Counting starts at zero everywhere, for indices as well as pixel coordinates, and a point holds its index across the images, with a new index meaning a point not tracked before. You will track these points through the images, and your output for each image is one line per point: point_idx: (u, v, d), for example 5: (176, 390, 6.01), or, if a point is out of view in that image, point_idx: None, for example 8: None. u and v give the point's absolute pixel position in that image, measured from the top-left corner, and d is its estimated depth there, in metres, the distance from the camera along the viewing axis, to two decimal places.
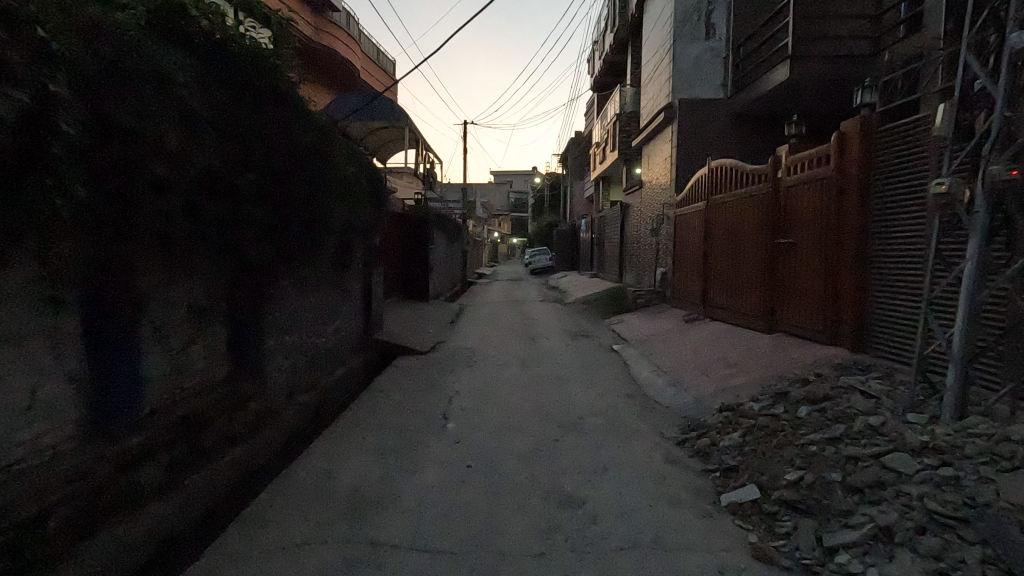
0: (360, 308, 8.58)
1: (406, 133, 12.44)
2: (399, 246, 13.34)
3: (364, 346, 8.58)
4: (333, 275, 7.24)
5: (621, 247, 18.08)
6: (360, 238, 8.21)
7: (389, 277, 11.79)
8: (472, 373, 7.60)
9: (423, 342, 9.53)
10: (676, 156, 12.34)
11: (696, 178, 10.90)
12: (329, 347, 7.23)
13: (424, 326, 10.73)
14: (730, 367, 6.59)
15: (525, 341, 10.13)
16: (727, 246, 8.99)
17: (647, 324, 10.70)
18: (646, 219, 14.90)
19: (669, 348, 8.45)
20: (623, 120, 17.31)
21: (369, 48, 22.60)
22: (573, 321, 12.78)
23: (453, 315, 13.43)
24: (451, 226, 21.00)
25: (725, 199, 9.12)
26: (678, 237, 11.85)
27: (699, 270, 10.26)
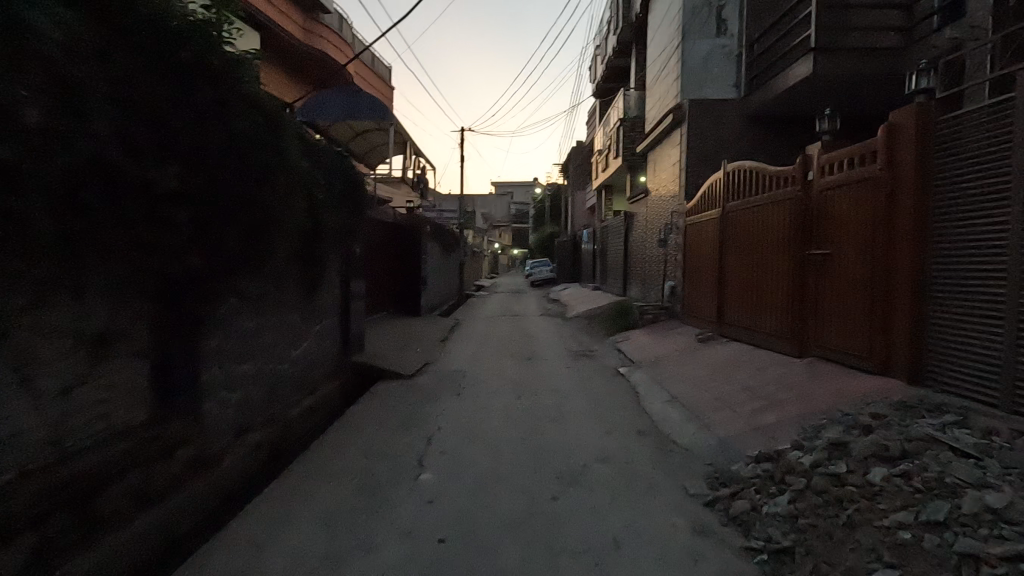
0: (334, 328, 7.63)
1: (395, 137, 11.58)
2: (387, 258, 12.42)
3: (339, 370, 7.62)
4: (299, 291, 6.31)
5: (626, 259, 17.14)
6: (334, 249, 7.29)
7: (374, 291, 10.85)
8: (458, 404, 6.63)
9: (408, 364, 8.57)
10: (685, 161, 11.45)
11: (709, 184, 10.00)
12: (294, 373, 6.28)
13: (411, 345, 9.79)
14: (758, 400, 5.63)
15: (521, 363, 9.15)
16: (748, 257, 8.04)
17: (656, 344, 9.72)
18: (652, 230, 13.99)
19: (683, 373, 7.47)
20: (627, 126, 16.45)
21: (363, 53, 21.84)
22: (575, 338, 11.82)
23: (445, 332, 12.49)
24: (447, 236, 20.12)
25: (745, 204, 8.17)
26: (689, 249, 10.90)
27: (714, 284, 9.31)
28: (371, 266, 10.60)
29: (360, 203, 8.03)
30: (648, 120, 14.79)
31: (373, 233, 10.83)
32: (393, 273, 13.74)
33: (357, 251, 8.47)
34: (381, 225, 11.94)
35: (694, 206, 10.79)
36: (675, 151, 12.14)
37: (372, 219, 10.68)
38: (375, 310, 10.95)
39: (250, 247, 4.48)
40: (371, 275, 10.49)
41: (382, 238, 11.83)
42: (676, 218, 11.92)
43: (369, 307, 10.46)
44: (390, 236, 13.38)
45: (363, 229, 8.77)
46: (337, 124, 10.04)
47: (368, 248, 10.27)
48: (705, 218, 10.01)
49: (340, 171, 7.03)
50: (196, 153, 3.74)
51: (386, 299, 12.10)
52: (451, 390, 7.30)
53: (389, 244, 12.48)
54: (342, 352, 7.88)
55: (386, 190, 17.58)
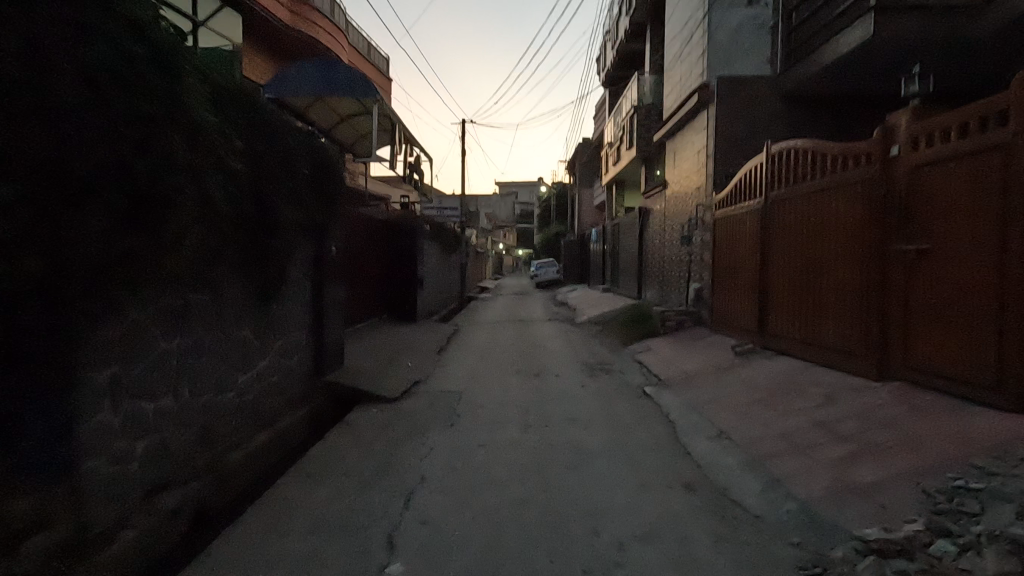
0: (300, 343, 6.30)
1: (384, 123, 10.26)
2: (376, 259, 11.12)
3: (307, 394, 6.31)
4: (246, 300, 4.99)
5: (640, 259, 15.79)
6: (296, 247, 5.96)
7: (358, 297, 9.55)
8: (449, 440, 5.29)
9: (394, 384, 7.26)
10: (712, 147, 10.08)
11: (745, 171, 8.63)
12: (239, 405, 4.96)
13: (399, 361, 8.48)
14: (841, 442, 4.26)
15: (527, 381, 7.81)
16: (801, 256, 6.68)
17: (684, 358, 8.34)
18: (672, 226, 12.64)
19: (725, 398, 6.10)
20: (642, 114, 15.06)
21: (358, 41, 20.63)
22: (587, 348, 10.49)
23: (442, 341, 11.18)
24: (447, 235, 18.85)
25: (796, 192, 6.82)
26: (719, 247, 9.54)
27: (754, 288, 7.95)
28: (355, 268, 9.30)
29: (332, 193, 6.72)
30: (666, 107, 13.43)
31: (356, 229, 9.50)
32: (385, 276, 12.45)
33: (333, 250, 7.14)
34: (369, 221, 10.63)
35: (724, 197, 9.44)
36: (700, 137, 10.77)
37: (354, 214, 9.34)
38: (359, 319, 9.65)
39: (150, 240, 3.15)
40: (353, 279, 9.17)
41: (369, 236, 10.52)
42: (702, 212, 10.54)
43: (352, 315, 9.16)
44: (382, 234, 12.07)
45: (340, 225, 7.46)
46: (314, 104, 8.73)
47: (350, 246, 8.95)
48: (739, 211, 8.65)
49: (302, 150, 5.70)
50: (24, 95, 2.38)
51: (374, 306, 10.83)
52: (442, 419, 5.96)
53: (377, 245, 11.19)
54: (311, 372, 6.55)
55: (380, 187, 16.32)
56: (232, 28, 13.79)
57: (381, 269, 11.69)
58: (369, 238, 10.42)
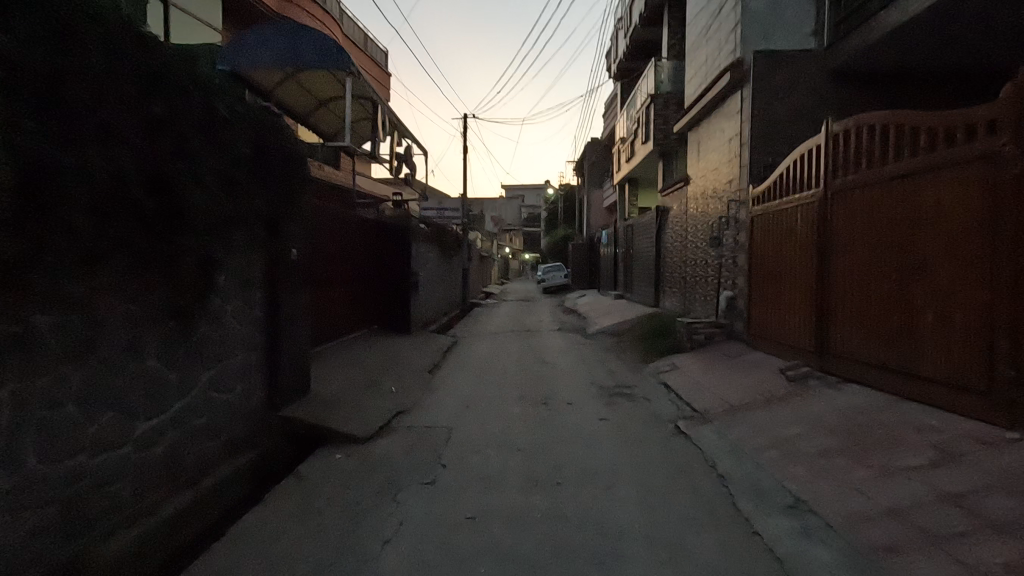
0: (241, 373, 4.96)
1: (370, 111, 8.95)
2: (360, 264, 9.79)
3: (251, 434, 4.99)
4: (149, 319, 3.66)
5: (658, 263, 14.40)
6: (232, 248, 4.63)
7: (334, 309, 8.22)
8: (428, 506, 3.93)
9: (370, 416, 5.93)
10: (747, 134, 8.67)
11: (793, 159, 7.22)
12: (136, 465, 3.62)
13: (379, 386, 7.13)
14: (997, 535, 2.87)
15: (533, 411, 6.44)
16: (877, 260, 5.31)
17: (720, 382, 6.93)
18: (696, 226, 11.22)
19: (789, 443, 4.70)
20: (659, 104, 13.69)
21: (352, 31, 19.37)
22: (603, 366, 9.10)
23: (437, 357, 9.84)
24: (446, 237, 17.49)
25: (873, 180, 5.43)
26: (757, 248, 8.15)
27: (806, 299, 6.57)
28: (329, 276, 7.98)
29: (288, 183, 5.40)
30: (689, 94, 12.06)
31: (332, 230, 8.18)
32: (374, 283, 11.14)
33: (294, 254, 5.81)
34: (353, 220, 9.31)
35: (764, 191, 8.08)
36: (731, 124, 9.38)
37: (329, 211, 8.00)
38: (336, 334, 8.32)
39: None
40: (327, 287, 7.84)
41: (351, 239, 9.18)
42: (734, 209, 9.13)
43: (325, 329, 7.83)
44: (369, 236, 10.76)
45: (305, 223, 6.15)
46: (282, 80, 7.47)
47: (321, 248, 7.60)
48: (786, 206, 7.25)
49: (236, 122, 4.36)
50: None
51: (356, 318, 9.50)
52: (420, 471, 4.60)
53: (362, 248, 9.87)
54: (258, 406, 5.21)
55: (372, 185, 15.01)
56: (211, 10, 12.33)
57: (367, 275, 10.35)
58: (350, 240, 9.09)
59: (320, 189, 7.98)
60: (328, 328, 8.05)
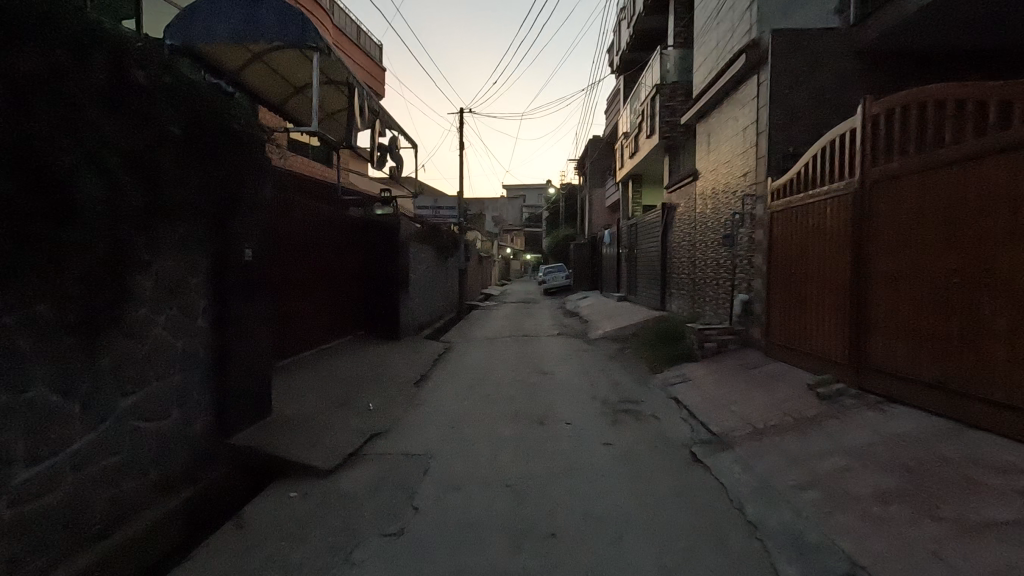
0: (177, 396, 4.18)
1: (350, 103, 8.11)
2: (340, 266, 9.00)
3: (190, 468, 4.22)
4: (29, 339, 2.85)
5: (664, 264, 13.60)
6: (161, 247, 3.85)
7: (303, 316, 7.42)
8: (389, 569, 3.15)
9: (338, 441, 5.16)
10: (766, 121, 7.86)
11: (819, 147, 6.40)
12: (16, 525, 2.83)
13: (353, 403, 6.34)
14: None
15: (527, 433, 5.64)
16: (934, 259, 4.48)
17: (739, 400, 6.11)
18: (707, 224, 10.42)
19: (833, 481, 3.90)
20: (665, 95, 12.89)
21: (344, 23, 18.60)
22: (606, 377, 8.31)
23: (425, 366, 9.06)
24: (442, 237, 16.70)
25: (926, 165, 4.59)
26: (777, 248, 7.34)
27: (840, 304, 5.74)
28: (297, 279, 7.18)
29: (236, 171, 4.62)
30: (698, 83, 11.27)
31: (303, 228, 7.39)
32: (359, 286, 10.38)
33: (249, 255, 5.03)
34: (331, 217, 8.52)
35: (785, 183, 7.26)
36: (746, 112, 8.57)
37: (298, 207, 7.21)
38: (306, 343, 7.52)
39: None
40: (293, 291, 7.05)
41: (328, 239, 8.40)
42: (750, 205, 8.32)
43: (291, 339, 7.03)
44: (353, 235, 9.98)
45: (267, 219, 5.38)
46: (249, 62, 6.72)
47: (286, 249, 6.81)
48: (812, 200, 6.43)
49: (159, 95, 3.58)
50: None
51: (334, 325, 8.71)
52: (387, 517, 3.81)
53: (342, 249, 9.09)
54: (200, 435, 4.42)
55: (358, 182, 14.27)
56: None
57: (349, 277, 9.57)
58: (327, 240, 8.32)
59: (289, 183, 7.20)
60: (297, 338, 7.26)
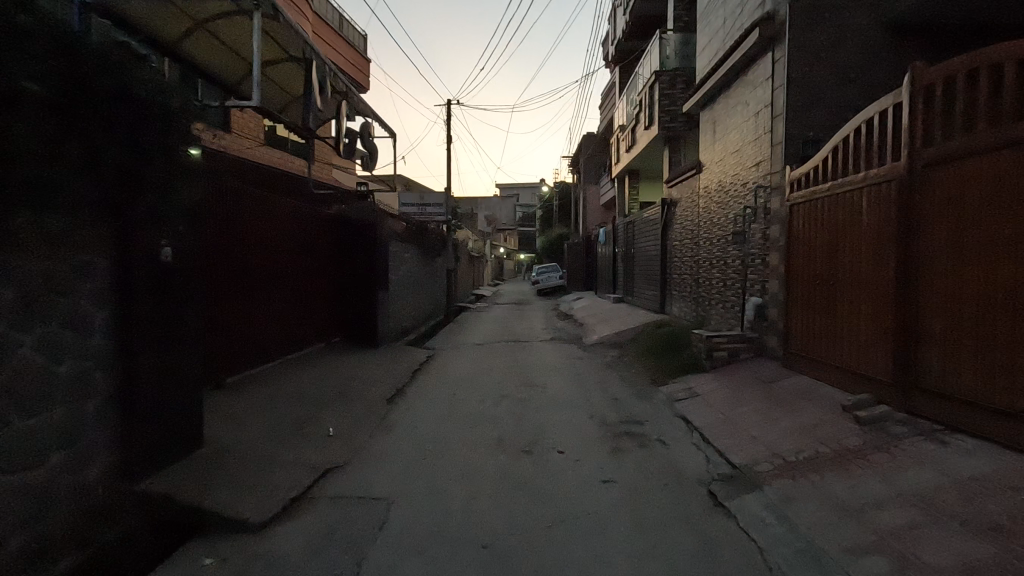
0: (61, 435, 3.25)
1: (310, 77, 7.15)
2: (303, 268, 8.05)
3: (80, 526, 3.31)
4: None
5: (664, 264, 12.73)
6: (22, 245, 2.93)
7: (254, 325, 6.50)
8: None
9: (283, 481, 4.27)
10: (782, 103, 6.98)
11: (848, 130, 5.55)
12: None
13: (309, 429, 5.43)
14: None
15: (512, 465, 4.76)
16: (1018, 258, 3.60)
17: (760, 424, 5.26)
18: (712, 220, 9.56)
19: (900, 544, 3.04)
20: (664, 82, 12.03)
21: (325, 9, 17.62)
22: (604, 390, 7.43)
23: (403, 378, 8.16)
24: (428, 236, 15.77)
25: (1005, 142, 3.69)
26: (797, 248, 6.50)
27: (882, 312, 4.87)
28: (244, 282, 6.25)
29: (145, 152, 3.73)
30: (701, 67, 10.43)
31: (254, 224, 6.46)
32: (331, 290, 9.44)
33: (170, 254, 4.09)
34: (292, 212, 7.60)
35: (807, 171, 6.37)
36: (758, 95, 7.70)
37: (247, 199, 6.29)
38: (258, 355, 6.61)
39: None
40: (239, 296, 6.14)
41: (288, 236, 7.48)
42: (763, 197, 7.46)
43: (237, 351, 6.10)
44: (322, 234, 9.05)
45: (198, 210, 4.45)
46: (192, 30, 5.80)
47: (228, 247, 5.88)
48: (841, 191, 5.58)
49: (13, 43, 2.70)
50: None
51: (296, 333, 7.79)
52: None
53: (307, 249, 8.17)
54: (98, 482, 3.50)
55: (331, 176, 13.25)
56: None
57: (315, 280, 8.65)
58: (288, 239, 7.41)
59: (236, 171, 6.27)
60: (248, 350, 6.34)
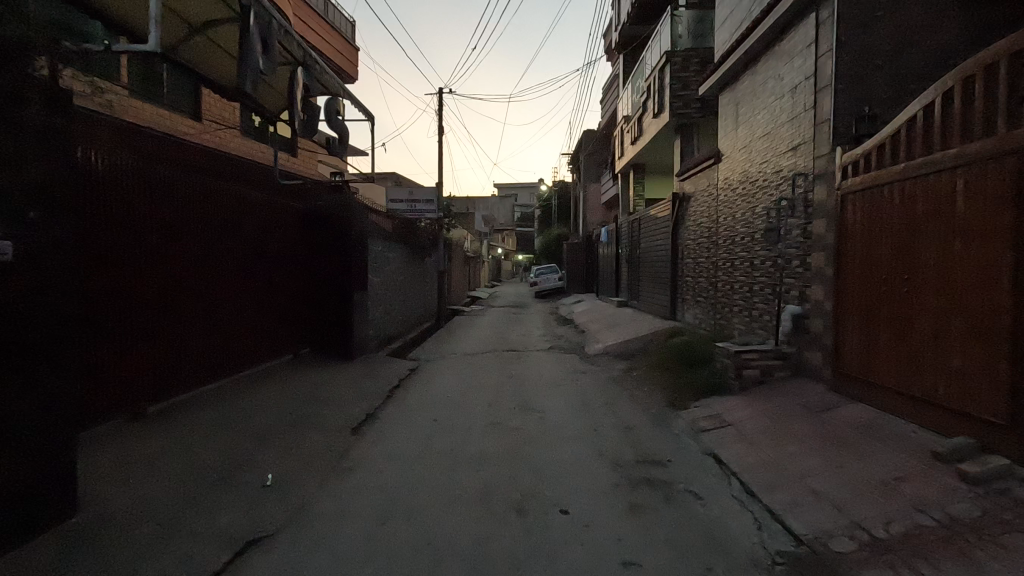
0: None
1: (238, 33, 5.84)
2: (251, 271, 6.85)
3: None
4: None
5: (675, 265, 11.56)
6: None
7: (169, 339, 5.32)
8: None
9: (176, 566, 3.06)
10: (829, 72, 5.81)
11: (929, 97, 4.36)
12: None
13: (237, 480, 4.23)
14: None
15: (498, 535, 3.55)
16: None
17: (822, 473, 4.07)
18: (735, 217, 8.37)
19: None
20: (676, 64, 10.85)
21: None
22: (613, 417, 6.22)
23: (375, 398, 6.95)
24: (417, 234, 14.58)
25: None
26: (850, 247, 5.31)
27: (991, 331, 3.66)
28: (152, 287, 5.08)
29: None
30: (720, 43, 9.23)
31: (164, 214, 5.26)
32: (296, 294, 8.24)
33: (8, 250, 2.87)
34: (229, 203, 6.38)
35: (869, 152, 5.13)
36: (795, 66, 6.53)
37: (152, 184, 5.09)
38: (177, 376, 5.42)
39: None
40: (141, 302, 4.94)
41: (224, 232, 6.27)
42: (803, 187, 6.28)
43: (141, 372, 4.93)
44: (284, 230, 7.85)
45: (64, 195, 3.24)
46: None
47: (119, 243, 4.68)
48: (919, 176, 4.40)
49: None
50: None
51: (240, 348, 6.59)
52: None
53: (254, 249, 6.96)
54: None
55: (298, 168, 11.97)
56: None
57: (270, 283, 7.44)
58: (221, 236, 6.21)
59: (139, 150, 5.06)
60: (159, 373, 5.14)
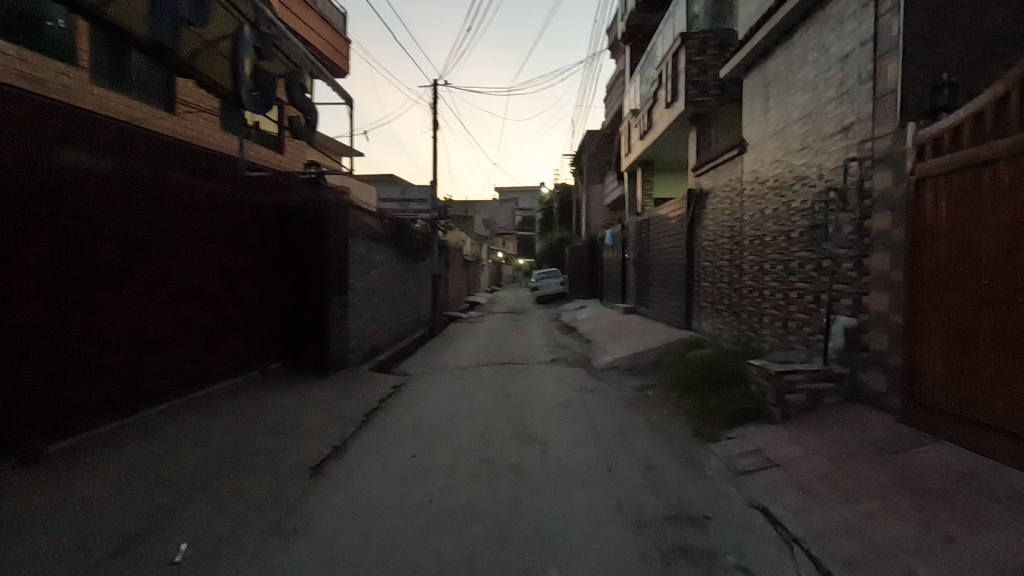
0: None
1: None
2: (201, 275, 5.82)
3: None
4: None
5: (689, 269, 10.51)
6: None
7: (80, 358, 4.25)
8: None
9: None
10: (893, 34, 4.78)
11: None
12: None
13: (136, 553, 3.18)
14: None
15: None
16: None
17: (922, 549, 2.99)
18: (765, 214, 7.32)
19: None
20: (692, 48, 9.83)
21: None
22: (629, 451, 5.17)
23: (347, 425, 5.91)
24: (409, 236, 13.53)
25: None
26: (929, 246, 4.26)
27: None
28: (56, 292, 4.03)
29: None
30: (744, 18, 8.21)
31: (77, 204, 4.23)
32: (262, 301, 7.20)
33: None
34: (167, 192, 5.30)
35: (955, 125, 4.05)
36: (846, 32, 5.49)
37: (55, 165, 4.05)
38: (91, 405, 4.35)
39: None
40: (33, 314, 3.86)
41: (163, 228, 5.21)
42: (857, 174, 5.24)
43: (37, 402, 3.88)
44: (247, 228, 6.82)
45: None
46: None
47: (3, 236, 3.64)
48: None
49: None
50: None
51: (183, 365, 5.52)
52: None
53: (206, 249, 5.93)
54: None
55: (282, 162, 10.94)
56: None
57: (228, 290, 6.39)
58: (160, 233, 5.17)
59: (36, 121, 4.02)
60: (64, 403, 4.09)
